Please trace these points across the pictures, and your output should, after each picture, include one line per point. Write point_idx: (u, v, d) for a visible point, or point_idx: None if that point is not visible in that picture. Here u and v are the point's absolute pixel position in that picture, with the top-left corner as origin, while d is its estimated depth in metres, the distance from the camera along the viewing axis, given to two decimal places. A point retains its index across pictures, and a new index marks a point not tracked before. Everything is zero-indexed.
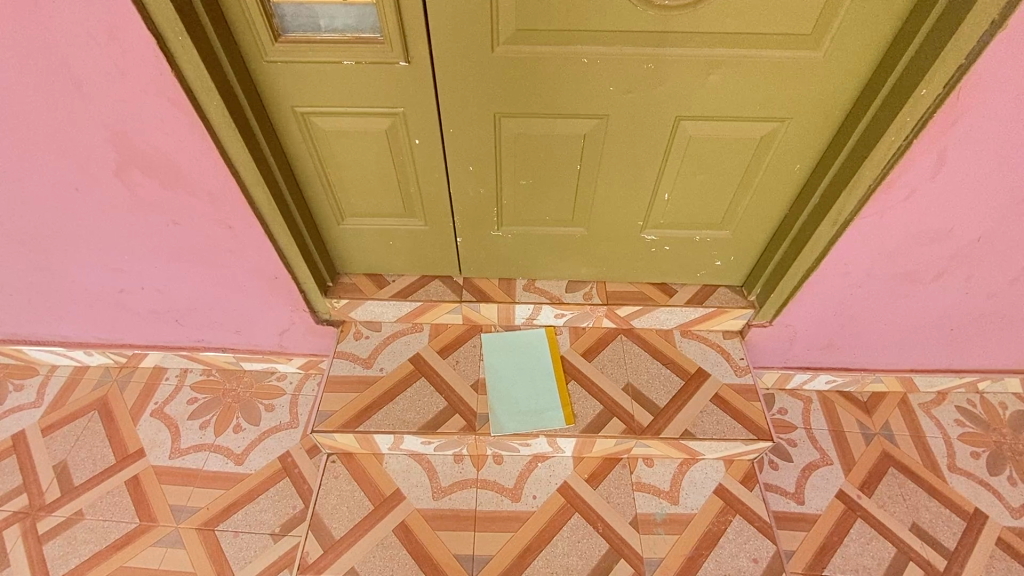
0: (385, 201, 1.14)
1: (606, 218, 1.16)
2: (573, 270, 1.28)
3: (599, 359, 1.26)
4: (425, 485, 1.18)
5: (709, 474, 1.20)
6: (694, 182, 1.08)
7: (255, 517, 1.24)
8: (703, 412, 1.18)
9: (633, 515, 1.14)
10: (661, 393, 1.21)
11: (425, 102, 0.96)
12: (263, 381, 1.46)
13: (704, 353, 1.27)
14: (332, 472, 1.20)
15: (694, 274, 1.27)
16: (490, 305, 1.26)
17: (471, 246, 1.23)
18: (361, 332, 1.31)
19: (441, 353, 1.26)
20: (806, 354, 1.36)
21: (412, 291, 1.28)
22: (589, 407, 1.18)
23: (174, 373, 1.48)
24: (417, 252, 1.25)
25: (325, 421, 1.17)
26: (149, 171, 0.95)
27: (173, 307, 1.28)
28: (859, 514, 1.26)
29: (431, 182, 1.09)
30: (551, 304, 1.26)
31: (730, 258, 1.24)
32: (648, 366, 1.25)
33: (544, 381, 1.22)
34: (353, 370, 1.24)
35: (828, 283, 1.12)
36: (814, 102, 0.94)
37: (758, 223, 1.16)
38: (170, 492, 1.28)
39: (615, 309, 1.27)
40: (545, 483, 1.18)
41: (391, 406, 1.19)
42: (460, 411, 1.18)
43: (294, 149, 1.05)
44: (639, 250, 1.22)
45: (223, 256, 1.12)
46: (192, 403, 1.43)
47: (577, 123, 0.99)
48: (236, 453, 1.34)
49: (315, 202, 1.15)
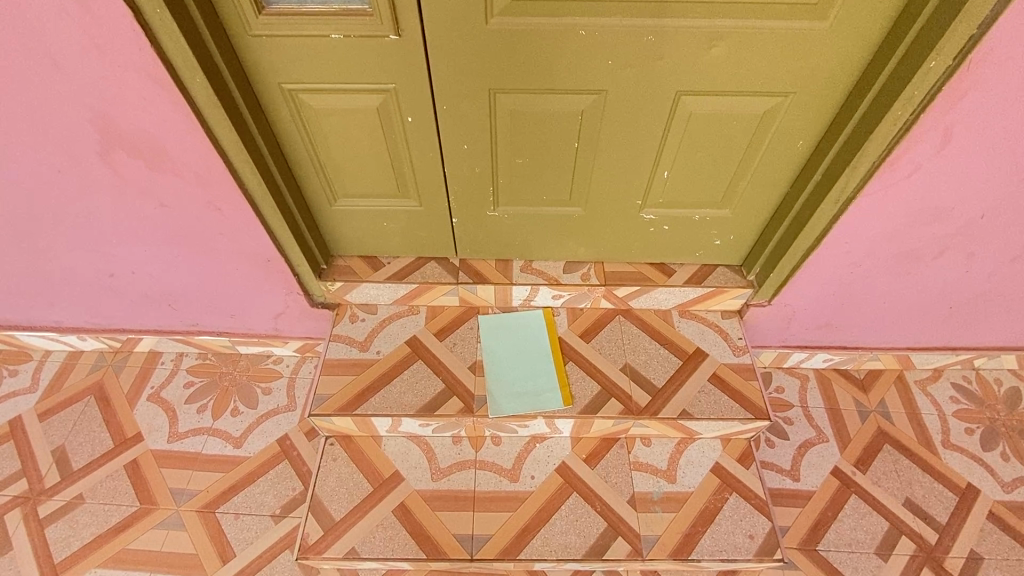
0: (379, 181, 1.11)
1: (604, 198, 1.13)
2: (570, 251, 1.25)
3: (597, 340, 1.25)
4: (424, 466, 1.18)
5: (706, 453, 1.21)
6: (694, 160, 1.05)
7: (255, 499, 1.26)
8: (701, 391, 1.18)
9: (631, 493, 1.15)
10: (658, 373, 1.20)
11: (416, 77, 0.92)
12: (259, 364, 1.48)
13: (703, 334, 1.27)
14: (331, 454, 1.20)
15: (691, 253, 1.25)
16: (487, 287, 1.25)
17: (467, 226, 1.20)
18: (357, 315, 1.29)
19: (438, 335, 1.25)
20: (804, 333, 1.36)
21: (407, 273, 1.26)
22: (587, 388, 1.18)
23: (170, 358, 1.49)
24: (412, 233, 1.22)
25: (323, 404, 1.16)
26: (134, 152, 0.92)
27: (166, 291, 1.27)
28: (854, 490, 1.30)
29: (425, 161, 1.06)
30: (548, 285, 1.24)
31: (729, 238, 1.21)
32: (646, 346, 1.24)
33: (542, 363, 1.21)
34: (350, 353, 1.23)
35: (828, 262, 1.11)
36: (818, 77, 0.91)
37: (760, 202, 1.14)
38: (168, 476, 1.30)
39: (613, 290, 1.25)
40: (543, 464, 1.18)
41: (388, 389, 1.18)
42: (458, 393, 1.17)
43: (283, 128, 1.01)
44: (637, 230, 1.20)
45: (215, 240, 1.10)
46: (189, 387, 1.44)
47: (575, 98, 0.95)
48: (235, 436, 1.36)
49: (306, 182, 1.12)
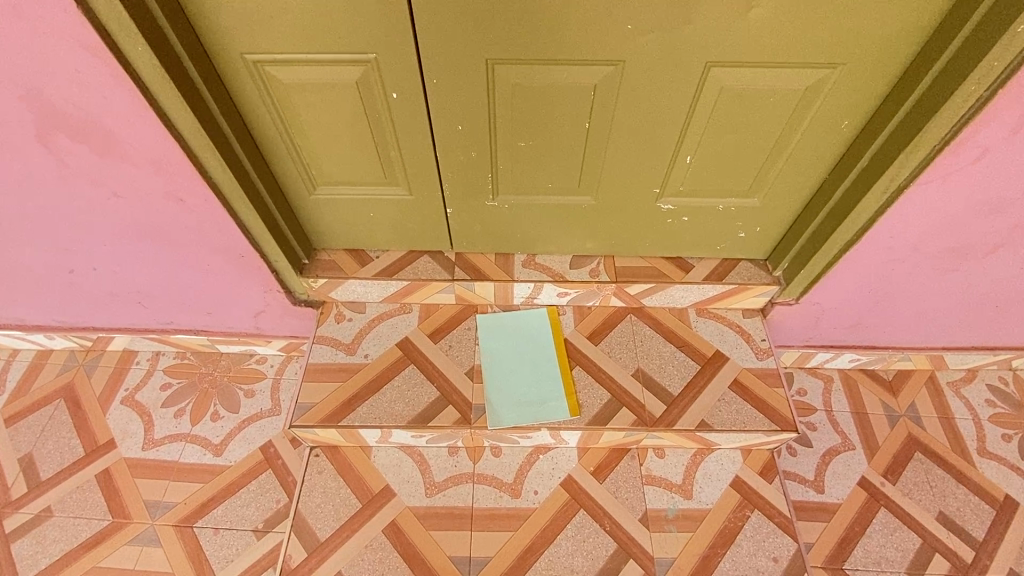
0: (362, 166, 0.98)
1: (617, 186, 1.00)
2: (578, 244, 1.13)
3: (606, 342, 1.14)
4: (417, 480, 1.09)
5: (725, 465, 1.11)
6: (720, 143, 0.92)
7: (237, 512, 1.17)
8: (721, 400, 1.07)
9: (643, 511, 1.05)
10: (674, 379, 1.09)
11: (402, 45, 0.79)
12: (242, 364, 1.37)
13: (722, 335, 1.15)
14: (316, 467, 1.10)
15: (712, 247, 1.13)
16: (486, 284, 1.13)
17: (463, 218, 1.08)
18: (344, 314, 1.18)
19: (432, 337, 1.14)
20: (832, 333, 1.25)
21: (398, 269, 1.14)
22: (595, 396, 1.07)
23: (146, 357, 1.39)
24: (402, 225, 1.10)
25: (305, 414, 1.05)
26: (76, 135, 0.80)
27: (134, 289, 1.15)
28: (883, 503, 1.20)
29: (414, 143, 0.94)
30: (554, 282, 1.12)
31: (755, 230, 1.09)
32: (660, 349, 1.13)
33: (546, 368, 1.10)
34: (335, 357, 1.12)
35: (868, 258, 0.99)
36: (873, 45, 0.77)
37: (793, 190, 1.01)
38: (144, 487, 1.21)
39: (624, 288, 1.13)
40: (547, 477, 1.09)
41: (377, 397, 1.07)
42: (454, 402, 1.07)
43: (250, 105, 0.88)
44: (653, 222, 1.07)
45: (181, 234, 0.98)
46: (166, 389, 1.34)
47: (587, 70, 0.82)
48: (215, 443, 1.26)
49: (281, 167, 0.99)
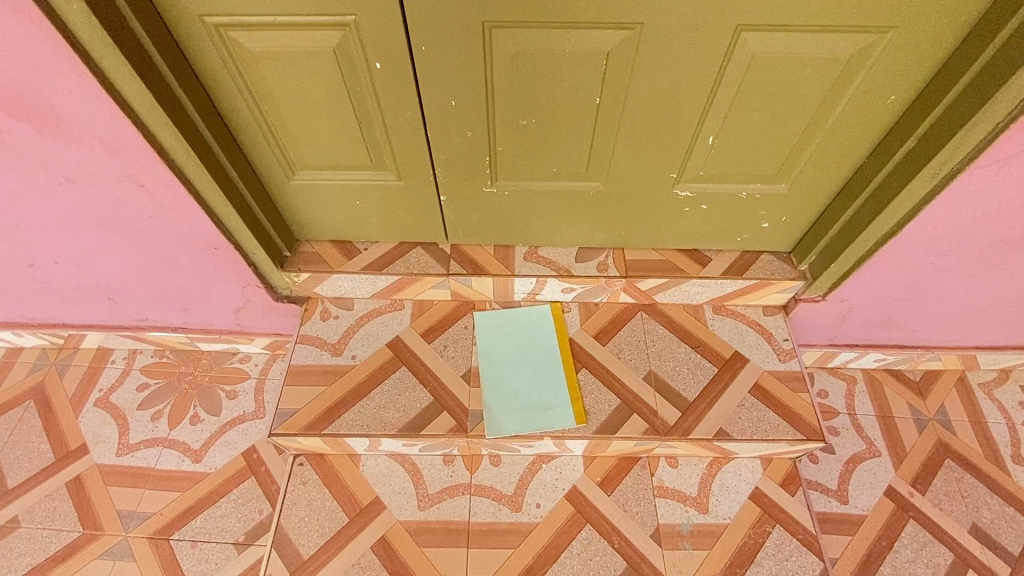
0: (346, 148, 0.88)
1: (630, 170, 0.90)
2: (584, 235, 1.03)
3: (615, 342, 1.04)
4: (409, 492, 1.00)
5: (744, 476, 1.02)
6: (747, 120, 0.82)
7: (216, 524, 1.09)
8: (741, 406, 0.98)
9: (655, 526, 0.97)
10: (689, 383, 1.00)
11: (386, 6, 0.69)
12: (224, 364, 1.29)
13: (741, 334, 1.06)
14: (300, 477, 1.02)
15: (732, 238, 1.03)
16: (484, 279, 1.04)
17: (459, 206, 0.98)
18: (330, 311, 1.09)
19: (425, 336, 1.05)
20: (858, 331, 1.16)
21: (388, 262, 1.05)
22: (603, 402, 0.98)
23: (122, 356, 1.30)
24: (392, 214, 1.00)
25: (286, 421, 0.96)
26: (16, 111, 0.70)
27: (102, 284, 1.06)
28: (912, 514, 1.11)
29: (403, 122, 0.83)
30: (558, 277, 1.03)
31: (781, 220, 0.99)
32: (674, 350, 1.03)
33: (549, 370, 1.01)
34: (320, 358, 1.03)
35: (907, 251, 0.89)
36: (931, 5, 0.67)
37: (825, 175, 0.91)
38: (117, 496, 1.13)
39: (635, 283, 1.04)
40: (551, 489, 1.00)
41: (365, 403, 0.98)
42: (449, 408, 0.98)
43: (216, 78, 0.78)
44: (668, 211, 0.97)
45: (145, 223, 0.89)
46: (143, 390, 1.26)
47: (599, 36, 0.72)
48: (194, 449, 1.18)
49: (255, 149, 0.89)
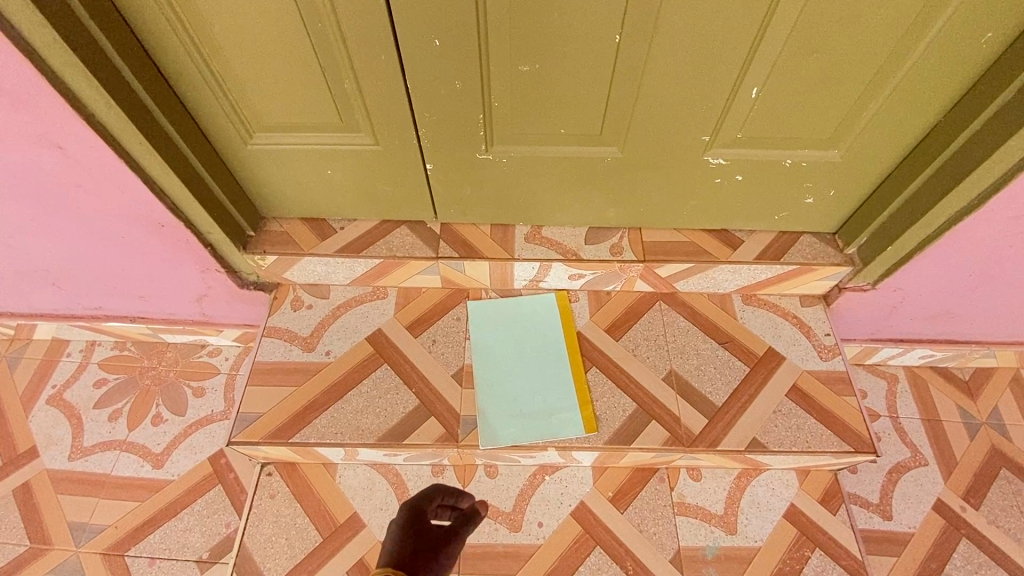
0: (308, 103, 0.73)
1: (653, 132, 0.75)
2: (596, 212, 0.89)
3: (630, 337, 0.90)
4: (393, 507, 0.87)
5: (777, 491, 0.88)
6: (802, 67, 0.66)
7: (177, 538, 0.96)
8: (777, 412, 0.84)
9: (675, 550, 0.84)
10: (716, 386, 0.86)
11: None
12: (191, 358, 1.15)
13: (776, 328, 0.92)
14: (268, 490, 0.89)
15: (769, 216, 0.88)
16: (479, 263, 0.89)
17: (448, 177, 0.83)
18: (302, 300, 0.95)
19: (411, 329, 0.91)
20: (906, 325, 1.01)
21: (367, 244, 0.90)
22: (617, 407, 0.84)
23: (78, 348, 1.17)
24: (369, 186, 0.85)
25: (249, 428, 0.83)
26: None
27: (42, 267, 0.93)
28: (964, 532, 0.98)
29: (376, 69, 0.68)
30: (565, 261, 0.88)
31: (829, 194, 0.83)
32: (699, 346, 0.89)
33: (554, 370, 0.88)
34: (289, 354, 0.90)
35: (984, 230, 0.74)
36: None
37: (890, 139, 0.75)
38: (69, 505, 1.00)
39: (654, 269, 0.89)
40: (555, 506, 0.87)
41: (340, 406, 0.85)
42: (437, 413, 0.84)
43: (139, 9, 0.62)
44: (696, 183, 0.82)
45: (74, 194, 0.75)
46: (101, 387, 1.13)
47: None
48: (155, 453, 1.05)
49: (200, 105, 0.74)
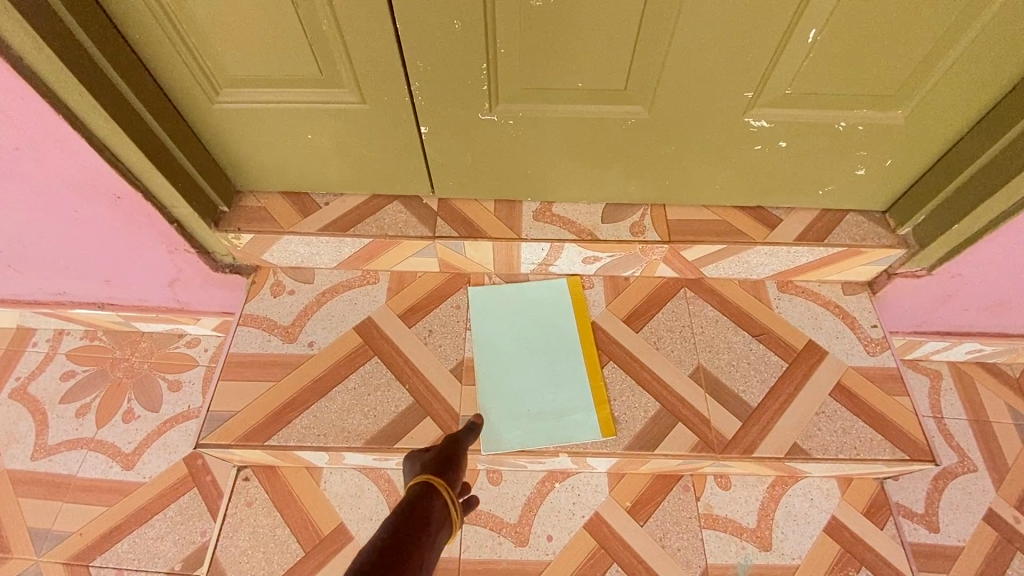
0: (282, 50, 0.62)
1: (685, 88, 0.64)
2: (614, 186, 0.78)
3: (652, 328, 0.80)
4: (384, 518, 0.78)
5: (817, 502, 0.78)
6: (871, 4, 0.55)
7: (147, 548, 0.87)
8: (820, 414, 0.74)
9: (701, 568, 0.74)
10: (750, 384, 0.76)
11: None
12: (167, 349, 1.05)
13: (816, 319, 0.81)
14: (244, 497, 0.79)
15: (812, 191, 0.77)
16: (481, 244, 0.79)
17: (447, 143, 0.72)
18: (283, 285, 0.85)
19: (405, 318, 0.81)
20: (958, 316, 0.90)
21: (355, 222, 0.80)
22: (637, 408, 0.74)
23: (45, 338, 1.07)
24: (356, 153, 0.74)
25: (220, 429, 0.74)
26: None
27: None
28: (1021, 547, 0.88)
29: (359, 7, 0.57)
30: (579, 241, 0.78)
31: (885, 164, 0.72)
32: (729, 338, 0.79)
33: (565, 365, 0.78)
34: (268, 345, 0.80)
35: None
36: None
37: (965, 96, 0.64)
38: (30, 510, 0.91)
39: (680, 251, 0.79)
40: (566, 517, 0.77)
41: (324, 404, 0.75)
42: (433, 413, 0.74)
43: None
44: (732, 151, 0.71)
45: (14, 159, 0.65)
46: (68, 380, 1.03)
47: None
48: (125, 453, 0.96)
49: (156, 54, 0.63)
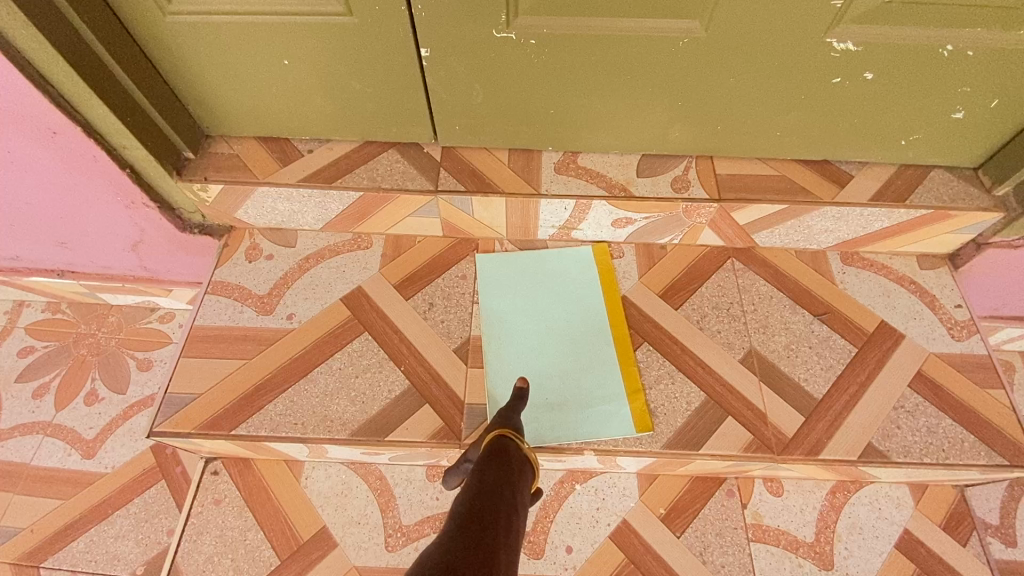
0: None
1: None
2: (654, 132, 0.65)
3: (694, 304, 0.67)
4: (374, 521, 0.66)
5: (886, 513, 0.66)
6: None
7: (104, 548, 0.76)
8: (899, 409, 0.61)
9: None
10: (813, 372, 0.63)
11: None
12: (138, 323, 0.94)
13: (890, 297, 0.68)
14: (212, 493, 0.68)
15: (895, 140, 0.64)
16: (493, 201, 0.66)
17: (455, 74, 0.60)
18: (261, 249, 0.72)
19: (402, 289, 0.69)
20: None
21: (344, 173, 0.67)
22: (678, 399, 0.62)
23: (3, 309, 0.96)
24: (346, 86, 0.62)
25: (181, 414, 0.62)
26: None
27: None
28: None
29: None
30: (610, 198, 0.65)
31: (991, 103, 0.59)
32: (787, 318, 0.66)
33: (591, 346, 0.65)
34: (240, 318, 0.68)
35: None
36: None
37: None
38: None
39: (731, 212, 0.66)
40: (588, 525, 0.65)
41: (304, 388, 0.63)
42: (434, 401, 0.62)
43: None
44: (803, 84, 0.58)
45: None
46: (27, 356, 0.92)
47: None
48: (86, 440, 0.84)
49: None
